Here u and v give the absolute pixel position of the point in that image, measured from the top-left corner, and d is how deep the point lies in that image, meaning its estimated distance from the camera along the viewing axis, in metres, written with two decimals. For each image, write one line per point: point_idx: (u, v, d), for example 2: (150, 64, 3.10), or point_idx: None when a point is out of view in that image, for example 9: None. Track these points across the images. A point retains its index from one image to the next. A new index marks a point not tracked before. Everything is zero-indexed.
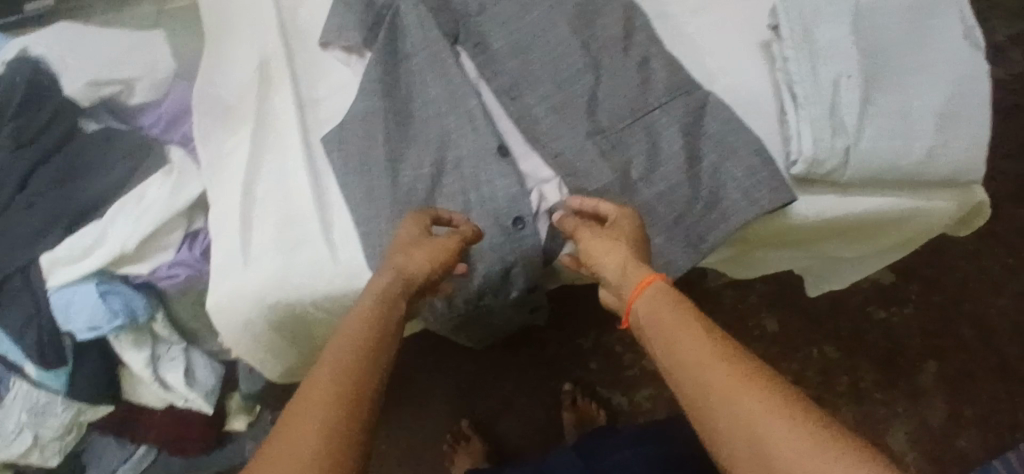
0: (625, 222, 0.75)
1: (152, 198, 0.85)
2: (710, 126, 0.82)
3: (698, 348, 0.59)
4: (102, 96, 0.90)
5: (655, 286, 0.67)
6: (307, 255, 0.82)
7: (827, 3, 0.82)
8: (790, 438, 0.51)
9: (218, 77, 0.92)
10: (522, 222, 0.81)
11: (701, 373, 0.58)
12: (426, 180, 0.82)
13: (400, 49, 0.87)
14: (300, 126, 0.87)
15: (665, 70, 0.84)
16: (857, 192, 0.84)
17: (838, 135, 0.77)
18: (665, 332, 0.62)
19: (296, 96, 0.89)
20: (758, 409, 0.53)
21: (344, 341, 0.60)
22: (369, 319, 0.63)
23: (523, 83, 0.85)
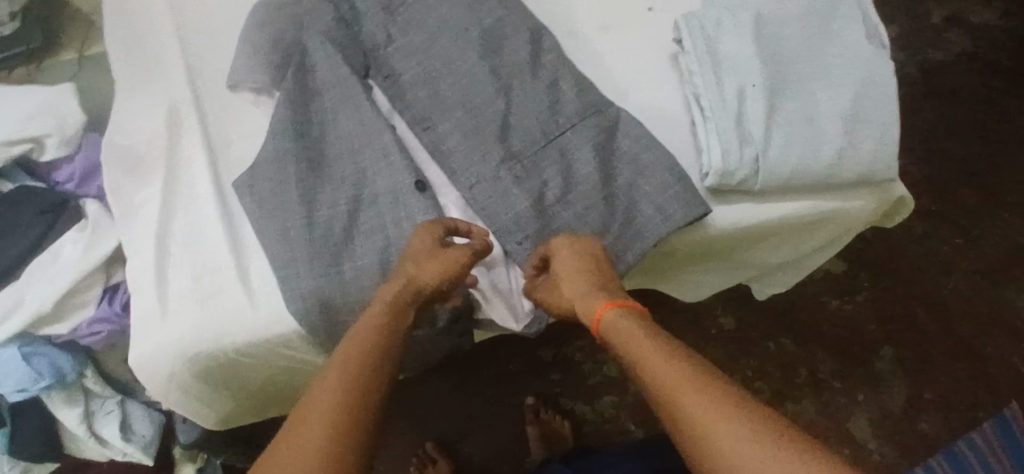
0: (570, 252, 0.74)
1: (68, 254, 0.82)
2: (623, 143, 0.81)
3: (670, 367, 0.62)
4: (12, 156, 0.87)
5: (622, 308, 0.70)
6: (222, 309, 0.78)
7: (729, 17, 0.82)
8: (762, 456, 0.54)
9: (120, 126, 0.86)
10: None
11: (670, 393, 0.60)
12: (344, 217, 0.79)
13: (311, 86, 0.83)
14: (210, 172, 0.82)
15: (578, 89, 0.82)
16: (774, 197, 0.81)
17: (747, 145, 0.77)
18: (634, 350, 0.65)
19: (205, 139, 0.84)
20: (722, 410, 0.58)
21: (341, 374, 0.62)
22: (368, 347, 0.65)
23: (435, 112, 0.82)
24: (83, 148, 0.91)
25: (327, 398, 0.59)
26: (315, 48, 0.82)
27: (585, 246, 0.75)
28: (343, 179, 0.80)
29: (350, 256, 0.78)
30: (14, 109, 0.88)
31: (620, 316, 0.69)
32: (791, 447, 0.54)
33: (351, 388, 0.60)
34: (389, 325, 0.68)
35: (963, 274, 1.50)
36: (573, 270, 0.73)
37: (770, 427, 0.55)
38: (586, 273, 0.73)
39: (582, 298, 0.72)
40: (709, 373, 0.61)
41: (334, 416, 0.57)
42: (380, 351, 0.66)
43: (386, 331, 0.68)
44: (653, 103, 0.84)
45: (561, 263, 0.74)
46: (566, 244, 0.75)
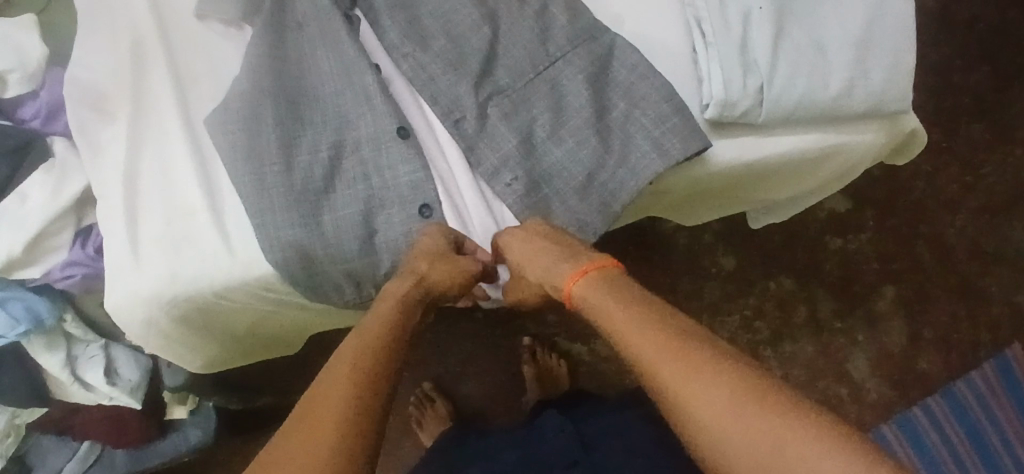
0: (523, 243, 0.72)
1: (36, 197, 0.79)
2: (618, 73, 0.76)
3: (652, 335, 0.61)
4: None
5: (591, 275, 0.69)
6: (197, 250, 0.76)
7: None
8: (744, 421, 0.54)
9: (80, 57, 0.81)
10: (429, 210, 0.75)
11: (648, 364, 0.60)
12: (325, 163, 0.76)
13: (289, 20, 0.79)
14: (179, 106, 0.79)
15: (569, 14, 0.77)
16: (776, 131, 0.76)
17: (750, 74, 0.72)
18: (609, 320, 0.64)
19: (171, 71, 0.80)
20: (716, 377, 0.56)
21: (339, 372, 0.61)
22: (371, 338, 0.65)
23: (416, 40, 0.77)
24: (48, 84, 0.85)
25: (337, 392, 0.59)
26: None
27: (530, 233, 0.73)
28: (324, 121, 0.77)
29: (330, 207, 0.75)
30: None
31: (596, 289, 0.67)
32: (774, 410, 0.53)
33: (364, 380, 0.60)
34: (396, 317, 0.69)
35: (971, 212, 1.46)
36: (529, 260, 0.72)
37: (752, 390, 0.55)
38: (541, 261, 0.71)
39: (555, 279, 0.71)
40: (684, 337, 0.60)
41: (346, 413, 0.57)
42: (387, 340, 0.66)
43: (391, 322, 0.68)
44: (652, 31, 0.78)
45: (515, 254, 0.73)
46: (514, 236, 0.73)
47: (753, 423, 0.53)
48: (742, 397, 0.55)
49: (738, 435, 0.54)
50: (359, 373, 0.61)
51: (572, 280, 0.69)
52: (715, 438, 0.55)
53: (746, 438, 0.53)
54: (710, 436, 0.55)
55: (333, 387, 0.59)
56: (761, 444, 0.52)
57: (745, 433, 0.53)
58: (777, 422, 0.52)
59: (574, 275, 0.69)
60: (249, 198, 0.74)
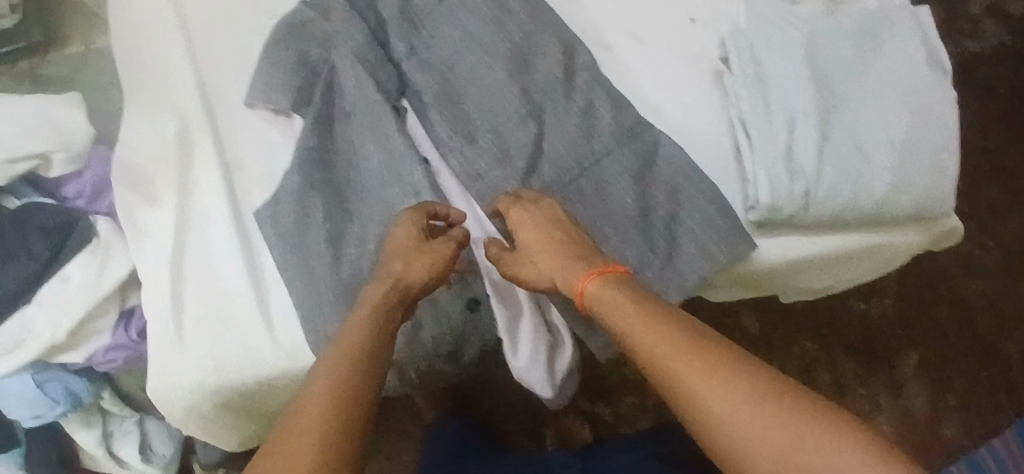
0: (533, 224, 0.71)
1: (78, 280, 0.79)
2: (662, 170, 0.77)
3: (663, 334, 0.58)
4: (18, 173, 0.81)
5: (602, 276, 0.66)
6: (243, 341, 0.76)
7: (778, 32, 0.77)
8: (770, 420, 0.53)
9: (129, 138, 0.82)
10: (476, 304, 0.76)
11: (672, 364, 0.57)
12: (372, 256, 0.76)
13: (338, 110, 0.81)
14: (227, 192, 0.79)
15: (613, 110, 0.79)
16: (818, 233, 0.78)
17: (796, 178, 0.73)
18: (620, 322, 0.61)
19: (219, 159, 0.80)
20: (738, 385, 0.54)
21: (330, 372, 0.59)
22: (354, 343, 0.62)
23: (464, 135, 0.79)
24: (92, 162, 0.86)
25: (326, 403, 0.56)
26: (339, 59, 0.80)
27: (546, 214, 0.72)
28: (371, 212, 0.78)
29: None
30: (12, 122, 0.81)
31: (610, 289, 0.65)
32: (796, 409, 0.53)
33: (350, 393, 0.57)
34: (382, 321, 0.66)
35: (992, 276, 1.46)
36: (541, 240, 0.71)
37: (777, 390, 0.54)
38: (554, 248, 0.70)
39: (569, 275, 0.68)
40: (700, 339, 0.58)
41: (333, 426, 0.54)
42: (373, 345, 0.63)
43: (372, 330, 0.64)
44: (694, 126, 0.80)
45: (523, 231, 0.72)
46: (523, 211, 0.72)
47: (778, 423, 0.52)
48: (766, 396, 0.54)
49: (763, 437, 0.52)
50: (350, 383, 0.58)
51: (583, 285, 0.67)
52: (738, 442, 0.53)
53: (774, 439, 0.52)
54: (734, 438, 0.53)
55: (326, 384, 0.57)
56: (788, 447, 0.51)
57: (773, 434, 0.52)
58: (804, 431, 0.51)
59: (585, 272, 0.67)
60: (298, 293, 0.76)
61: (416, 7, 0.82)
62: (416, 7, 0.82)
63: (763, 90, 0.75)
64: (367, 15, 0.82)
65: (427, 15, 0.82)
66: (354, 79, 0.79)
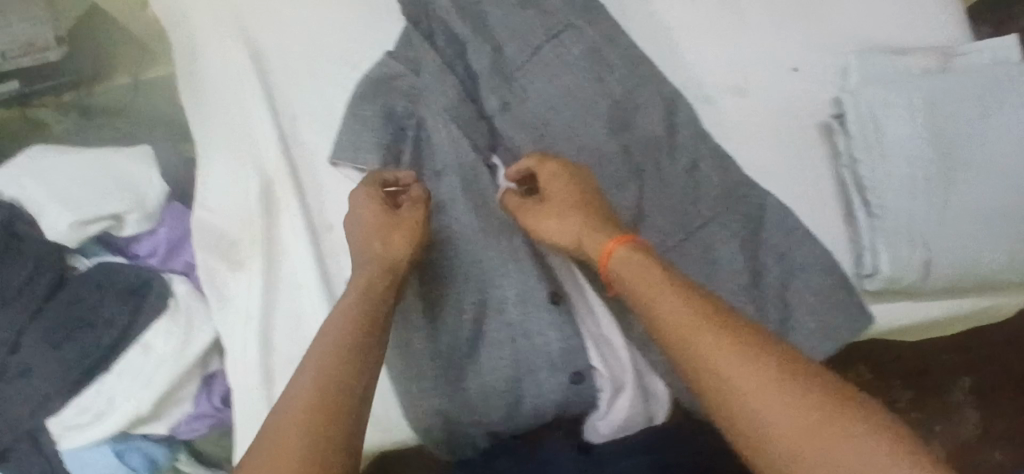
0: (564, 181, 0.69)
1: (161, 348, 0.76)
2: (770, 235, 0.75)
3: (686, 311, 0.55)
4: (91, 235, 0.76)
5: (625, 249, 0.62)
6: None
7: (897, 92, 0.74)
8: (794, 407, 0.51)
9: (211, 200, 0.79)
10: (579, 377, 0.73)
11: (694, 338, 0.54)
12: (470, 327, 0.74)
13: (427, 168, 0.77)
14: (316, 258, 0.76)
15: (718, 170, 0.76)
16: (931, 299, 0.75)
17: (917, 247, 0.71)
18: (644, 296, 0.58)
19: (306, 222, 0.77)
20: (766, 378, 0.52)
21: (307, 369, 0.56)
22: (339, 329, 0.58)
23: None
24: (166, 219, 0.81)
25: (318, 374, 0.55)
26: (429, 117, 0.76)
27: (580, 176, 0.70)
28: (466, 277, 0.75)
29: (475, 371, 0.74)
30: (83, 181, 0.77)
31: (633, 254, 0.62)
32: (818, 404, 0.51)
33: (329, 394, 0.54)
34: (367, 292, 0.62)
35: None
36: (568, 196, 0.68)
37: (801, 377, 0.52)
38: (580, 207, 0.68)
39: (594, 236, 0.65)
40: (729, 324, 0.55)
41: (316, 397, 0.54)
42: (365, 314, 0.60)
43: (350, 312, 0.60)
44: (801, 185, 0.77)
45: (552, 185, 0.69)
46: (554, 166, 0.70)
47: (802, 410, 0.50)
48: (790, 381, 0.52)
49: (785, 424, 0.50)
50: (346, 352, 0.57)
51: (606, 249, 0.63)
52: (759, 423, 0.51)
53: (794, 426, 0.50)
54: (754, 418, 0.51)
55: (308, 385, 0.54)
56: (807, 434, 0.50)
57: (794, 421, 0.50)
58: (829, 434, 0.49)
59: (613, 236, 0.64)
60: (395, 366, 0.74)
61: (508, 58, 0.78)
62: (508, 59, 0.77)
63: (880, 152, 0.73)
64: (457, 67, 0.78)
65: (520, 68, 0.77)
66: (447, 140, 0.76)
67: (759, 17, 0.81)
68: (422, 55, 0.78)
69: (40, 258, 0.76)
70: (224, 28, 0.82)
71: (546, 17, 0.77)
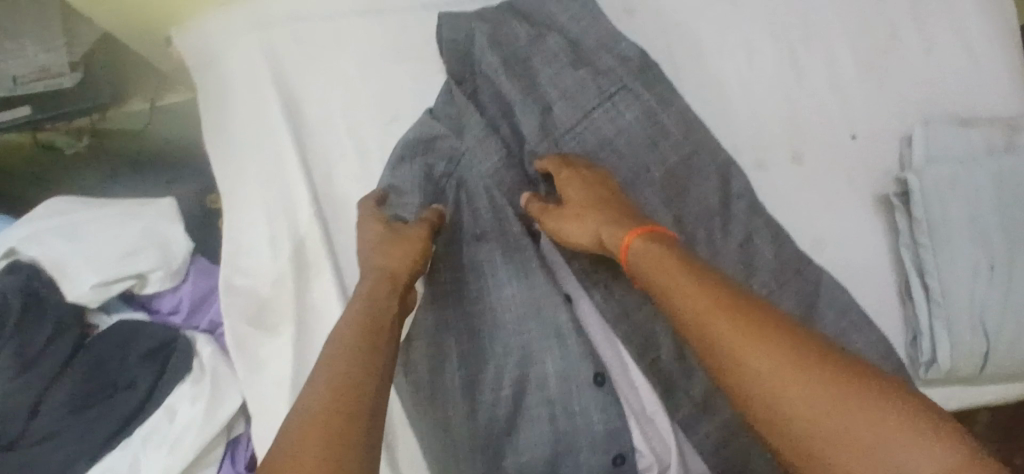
0: (582, 182, 0.68)
1: (187, 415, 0.72)
2: (827, 314, 0.71)
3: (698, 291, 0.53)
4: (113, 294, 0.73)
5: (641, 236, 0.59)
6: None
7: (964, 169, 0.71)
8: (818, 392, 0.46)
9: (240, 260, 0.74)
10: (623, 459, 0.69)
11: (711, 324, 0.51)
12: (507, 402, 0.69)
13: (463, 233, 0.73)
14: None
15: (776, 244, 0.72)
16: (983, 384, 0.73)
17: (977, 336, 0.69)
18: (658, 281, 0.55)
19: (339, 288, 0.73)
20: (781, 359, 0.48)
21: (327, 365, 0.52)
22: (354, 330, 0.55)
23: (610, 267, 0.74)
24: (191, 275, 0.78)
25: (336, 374, 0.51)
26: (467, 177, 0.73)
27: (593, 175, 0.68)
28: (506, 349, 0.70)
29: (514, 450, 0.69)
30: (105, 238, 0.74)
31: (650, 246, 0.59)
32: (842, 383, 0.46)
33: (350, 384, 0.50)
34: (377, 296, 0.60)
35: None
36: (586, 194, 0.67)
37: (823, 357, 0.47)
38: (599, 205, 0.65)
39: (614, 232, 0.62)
40: (744, 302, 0.51)
41: (339, 393, 0.49)
42: (376, 314, 0.58)
43: (365, 313, 0.57)
44: (857, 260, 0.74)
45: (570, 187, 0.68)
46: (572, 168, 0.69)
47: (825, 397, 0.46)
48: (812, 365, 0.47)
49: (806, 412, 0.46)
50: (360, 354, 0.53)
51: (624, 242, 0.60)
52: (779, 411, 0.47)
53: (815, 412, 0.46)
54: (773, 407, 0.47)
55: (328, 376, 0.51)
56: (831, 421, 0.45)
57: (815, 408, 0.46)
58: (851, 413, 0.45)
59: (630, 230, 0.61)
60: (432, 444, 0.70)
61: (558, 120, 0.74)
62: (557, 121, 0.74)
63: (947, 235, 0.70)
64: (502, 128, 0.75)
65: (569, 130, 0.73)
66: (488, 204, 0.73)
67: (819, 79, 0.78)
68: (466, 115, 0.74)
69: (62, 319, 0.72)
70: (256, 72, 0.78)
71: (600, 78, 0.74)
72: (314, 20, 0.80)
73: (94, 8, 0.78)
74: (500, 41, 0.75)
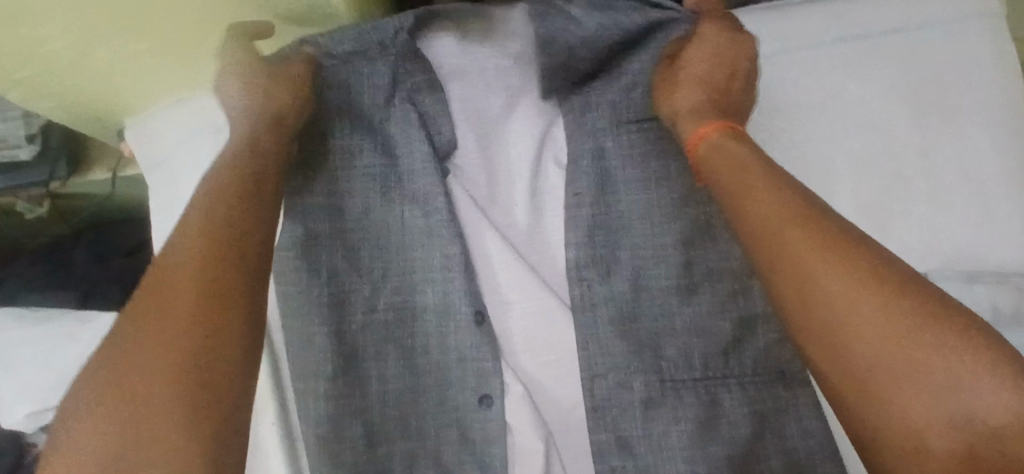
0: (712, 58, 0.65)
1: None
2: (795, 437, 0.68)
3: (771, 205, 0.52)
4: (48, 421, 0.71)
5: (717, 133, 0.60)
6: None
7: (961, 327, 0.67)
8: (884, 317, 0.45)
9: None
10: (488, 402, 0.67)
11: (777, 235, 0.50)
12: (437, 426, 0.68)
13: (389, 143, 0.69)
14: None
15: (761, 359, 0.69)
16: None
17: None
18: (739, 189, 0.54)
19: None
20: (849, 283, 0.46)
21: (171, 302, 0.48)
22: (201, 268, 0.50)
23: (602, 267, 0.68)
24: None
25: (176, 317, 0.47)
26: (370, 71, 0.67)
27: (730, 55, 0.66)
28: (386, 275, 0.68)
29: (405, 435, 0.67)
30: (41, 362, 0.72)
31: (724, 141, 0.59)
32: (911, 310, 0.45)
33: (192, 346, 0.46)
34: (232, 228, 0.53)
35: None
36: (705, 72, 0.65)
37: (902, 284, 0.46)
38: (713, 86, 0.65)
39: (693, 117, 0.63)
40: (827, 225, 0.50)
41: (175, 352, 0.46)
42: (224, 247, 0.51)
43: (201, 247, 0.51)
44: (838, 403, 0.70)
45: (697, 52, 0.65)
46: (716, 29, 0.65)
47: (893, 320, 0.45)
48: (883, 283, 0.46)
49: (868, 321, 0.45)
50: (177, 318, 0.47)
51: (697, 132, 0.61)
52: (840, 327, 0.46)
53: (876, 337, 0.45)
54: (836, 323, 0.46)
55: (161, 329, 0.47)
56: (893, 350, 0.44)
57: (880, 329, 0.45)
58: (911, 341, 0.44)
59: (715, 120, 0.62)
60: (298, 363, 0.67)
61: (631, 104, 0.70)
62: (631, 105, 0.70)
63: None
64: (453, 251, 0.67)
65: (637, 120, 0.70)
66: (393, 112, 0.68)
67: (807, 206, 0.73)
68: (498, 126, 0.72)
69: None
70: (202, 183, 0.73)
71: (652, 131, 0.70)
72: None
73: (37, 104, 0.74)
74: (581, 26, 0.67)
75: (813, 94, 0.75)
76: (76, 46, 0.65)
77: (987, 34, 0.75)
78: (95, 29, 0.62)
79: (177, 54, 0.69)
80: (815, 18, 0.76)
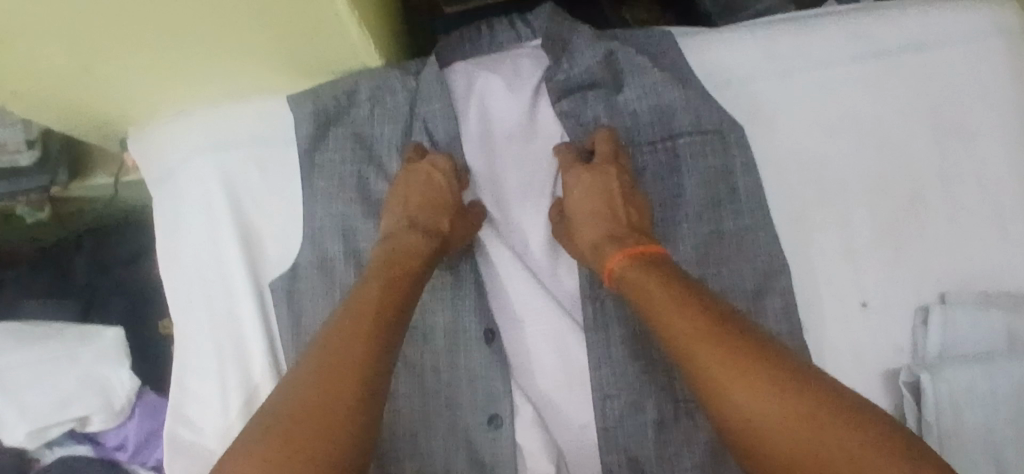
0: (584, 194, 0.67)
1: None
2: None
3: (682, 318, 0.56)
4: (52, 437, 0.72)
5: (635, 254, 0.62)
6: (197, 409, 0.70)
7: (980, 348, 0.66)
8: (787, 421, 0.49)
9: (184, 393, 0.70)
10: (498, 422, 0.66)
11: (688, 348, 0.55)
12: (444, 446, 0.66)
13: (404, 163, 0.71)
14: (244, 255, 0.71)
15: None
16: None
17: None
18: (651, 307, 0.58)
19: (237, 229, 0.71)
20: (754, 395, 0.51)
21: (314, 403, 0.51)
22: (347, 376, 0.53)
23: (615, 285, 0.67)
24: (137, 413, 0.75)
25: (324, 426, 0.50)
26: (392, 102, 0.71)
27: (600, 180, 0.67)
28: None
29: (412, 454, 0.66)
30: (41, 380, 0.72)
31: (635, 264, 0.61)
32: (809, 414, 0.49)
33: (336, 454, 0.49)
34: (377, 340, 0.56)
35: None
36: (587, 209, 0.66)
37: (802, 387, 0.50)
38: (605, 206, 0.66)
39: (597, 257, 0.64)
40: (731, 334, 0.54)
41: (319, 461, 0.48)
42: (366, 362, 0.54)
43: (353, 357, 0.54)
44: None
45: (576, 195, 0.67)
46: (578, 175, 0.67)
47: (795, 422, 0.49)
48: (782, 386, 0.51)
49: (779, 427, 0.49)
50: (332, 402, 0.51)
51: (607, 265, 0.63)
52: (757, 437, 0.50)
53: (784, 440, 0.49)
54: (752, 433, 0.51)
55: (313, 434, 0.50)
56: (802, 452, 0.48)
57: (790, 433, 0.49)
58: (814, 443, 0.48)
59: (617, 249, 0.63)
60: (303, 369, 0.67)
61: (641, 126, 0.72)
62: (642, 127, 0.72)
63: (955, 423, 0.63)
64: (463, 268, 0.68)
65: (650, 142, 0.72)
66: (409, 140, 0.71)
67: (826, 224, 0.72)
68: (509, 143, 0.72)
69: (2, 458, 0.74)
70: (207, 198, 0.72)
71: (663, 146, 0.71)
72: (274, 139, 0.73)
73: (36, 114, 0.72)
74: (569, 73, 0.72)
75: (830, 109, 0.74)
76: (75, 59, 0.63)
77: (1010, 49, 0.74)
78: (94, 43, 0.61)
79: (176, 69, 0.67)
80: (834, 31, 0.75)
